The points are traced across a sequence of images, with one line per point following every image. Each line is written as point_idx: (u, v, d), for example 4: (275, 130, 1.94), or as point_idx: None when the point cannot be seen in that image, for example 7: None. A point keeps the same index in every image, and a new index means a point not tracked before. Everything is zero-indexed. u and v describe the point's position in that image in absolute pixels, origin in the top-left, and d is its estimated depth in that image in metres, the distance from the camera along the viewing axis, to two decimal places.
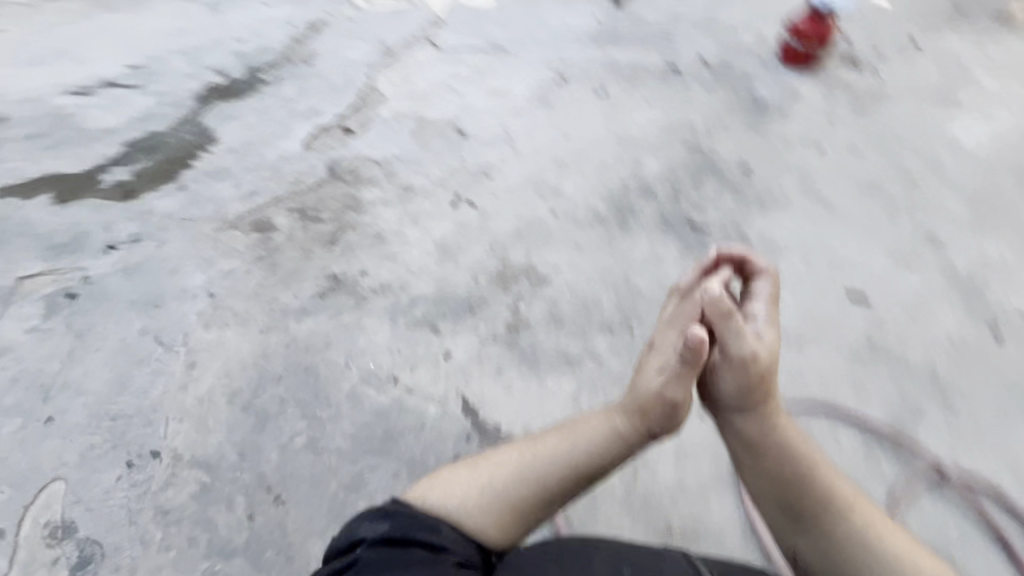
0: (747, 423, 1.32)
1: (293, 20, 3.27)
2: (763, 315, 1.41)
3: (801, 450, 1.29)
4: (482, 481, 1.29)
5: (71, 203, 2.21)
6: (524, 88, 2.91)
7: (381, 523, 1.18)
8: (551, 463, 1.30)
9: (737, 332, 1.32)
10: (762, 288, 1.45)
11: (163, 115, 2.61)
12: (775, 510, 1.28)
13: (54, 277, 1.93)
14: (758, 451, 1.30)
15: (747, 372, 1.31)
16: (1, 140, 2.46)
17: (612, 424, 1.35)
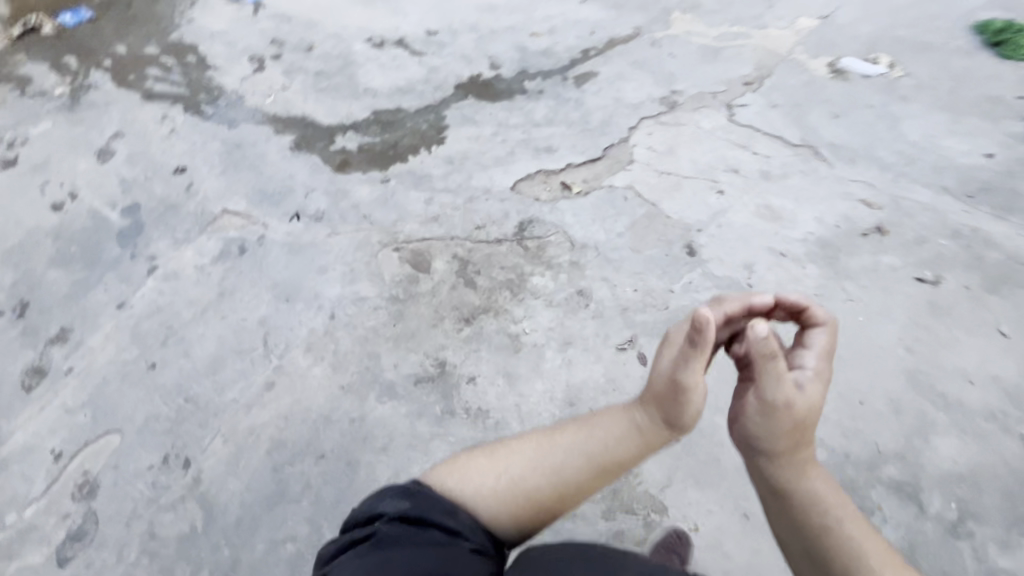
0: (782, 471, 1.05)
1: (595, 34, 3.00)
2: (813, 367, 1.07)
3: (834, 511, 1.02)
4: (500, 475, 1.18)
5: (302, 150, 2.32)
6: (812, 221, 2.10)
7: (403, 502, 1.10)
8: (556, 459, 1.18)
9: (776, 376, 1.02)
10: (818, 342, 1.12)
11: (420, 94, 2.59)
12: (805, 563, 1.02)
13: (244, 223, 2.04)
14: (790, 498, 1.05)
15: (786, 422, 1.02)
16: (298, 68, 2.72)
17: (632, 423, 1.19)
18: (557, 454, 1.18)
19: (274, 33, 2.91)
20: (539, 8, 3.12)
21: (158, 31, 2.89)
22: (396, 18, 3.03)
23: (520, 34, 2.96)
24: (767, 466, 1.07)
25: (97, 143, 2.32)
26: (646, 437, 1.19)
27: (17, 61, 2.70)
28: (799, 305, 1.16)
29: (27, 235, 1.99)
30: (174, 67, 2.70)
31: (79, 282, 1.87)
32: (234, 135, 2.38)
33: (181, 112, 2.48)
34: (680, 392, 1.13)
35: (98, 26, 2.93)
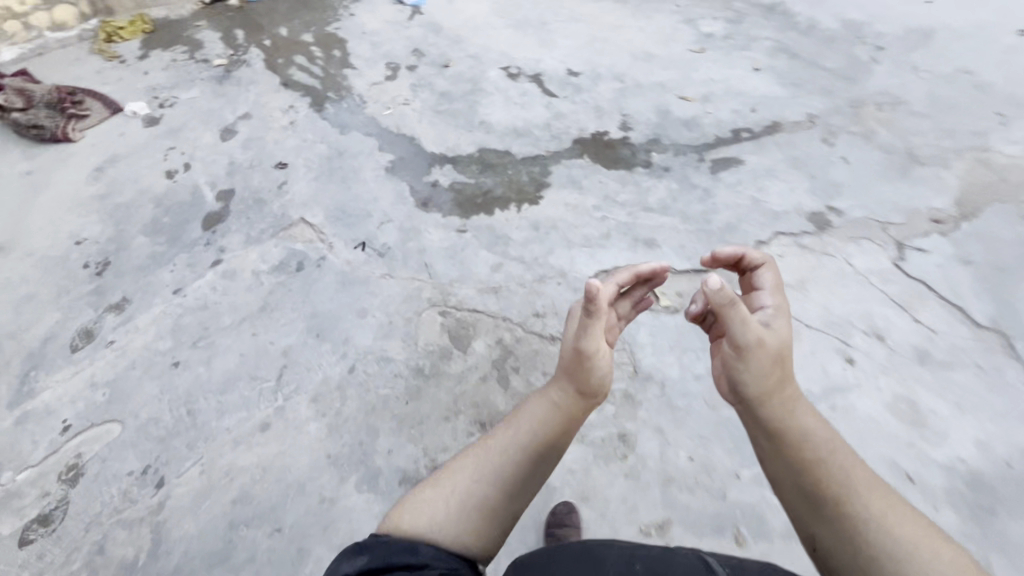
0: (770, 412, 1.01)
1: (754, 113, 2.58)
2: (771, 306, 1.15)
3: (826, 447, 0.98)
4: (450, 497, 1.13)
5: (395, 174, 2.25)
6: (969, 442, 1.55)
7: (361, 555, 1.02)
8: (492, 461, 1.18)
9: (741, 320, 1.01)
10: (767, 281, 1.21)
11: (534, 139, 2.40)
12: (801, 508, 0.97)
13: (313, 238, 2.01)
14: (784, 445, 1.00)
15: (770, 361, 1.02)
16: (427, 83, 2.67)
17: (550, 400, 1.22)
18: (506, 451, 1.19)
19: (419, 43, 2.91)
20: (698, 71, 2.80)
21: (320, 20, 3.02)
22: (542, 52, 2.88)
23: (666, 95, 2.65)
24: (760, 414, 1.02)
25: (227, 120, 2.46)
26: (566, 412, 1.22)
27: (200, 27, 2.98)
28: (737, 255, 1.24)
29: (137, 196, 2.15)
30: (319, 59, 2.80)
31: (155, 255, 1.95)
32: (342, 141, 2.38)
33: (307, 105, 2.55)
34: (585, 362, 1.19)
35: (275, 5, 3.14)
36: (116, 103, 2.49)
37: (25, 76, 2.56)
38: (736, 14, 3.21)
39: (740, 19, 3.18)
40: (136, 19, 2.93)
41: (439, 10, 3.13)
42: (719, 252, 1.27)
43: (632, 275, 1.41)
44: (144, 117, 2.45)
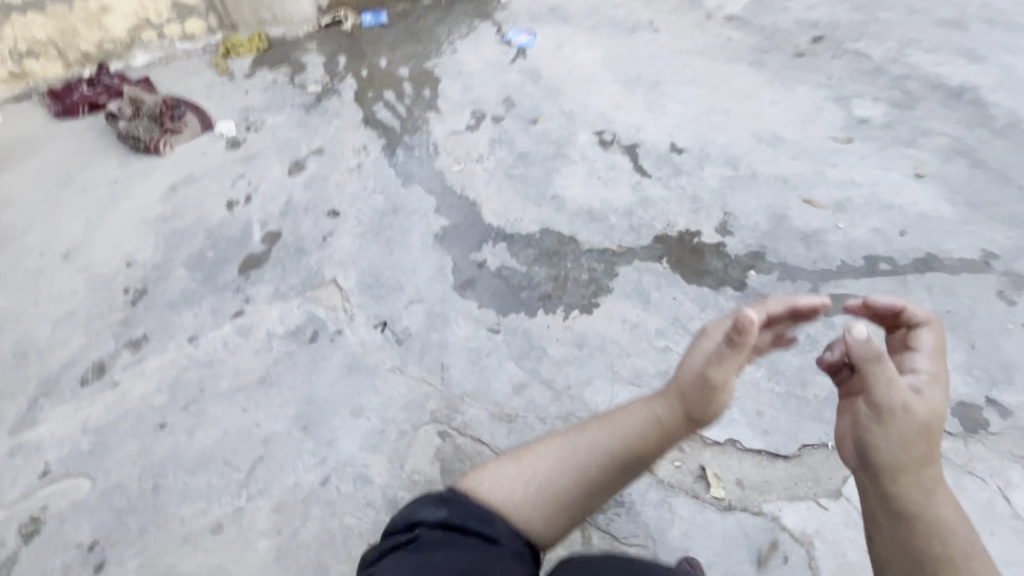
0: (901, 483, 0.91)
1: (904, 237, 2.00)
2: (926, 371, 1.01)
3: (946, 522, 0.87)
4: (534, 482, 1.08)
5: (443, 244, 2.03)
6: None
7: (441, 509, 1.03)
8: (580, 457, 1.10)
9: (886, 379, 0.97)
10: (925, 343, 1.05)
11: (608, 227, 2.05)
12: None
13: (336, 305, 1.86)
14: (904, 515, 0.90)
15: (914, 431, 0.93)
16: (509, 139, 2.44)
17: (653, 415, 1.12)
18: (592, 455, 1.10)
19: (513, 91, 2.68)
20: (836, 168, 2.26)
21: (420, 54, 2.92)
22: (647, 117, 2.51)
23: (786, 195, 2.16)
24: (890, 485, 0.92)
25: (299, 153, 2.42)
26: (665, 427, 1.11)
27: (308, 49, 3.01)
28: (896, 307, 1.11)
29: (193, 222, 2.15)
30: (407, 96, 2.68)
31: (186, 292, 1.92)
32: (400, 194, 2.22)
33: (380, 148, 2.43)
34: (709, 392, 1.09)
35: (383, 34, 3.11)
36: (209, 122, 2.56)
37: (144, 83, 2.73)
38: (905, 97, 2.59)
39: (911, 104, 2.55)
40: (254, 36, 3.03)
41: (546, 55, 2.89)
42: (855, 304, 1.16)
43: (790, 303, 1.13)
44: (228, 139, 2.49)
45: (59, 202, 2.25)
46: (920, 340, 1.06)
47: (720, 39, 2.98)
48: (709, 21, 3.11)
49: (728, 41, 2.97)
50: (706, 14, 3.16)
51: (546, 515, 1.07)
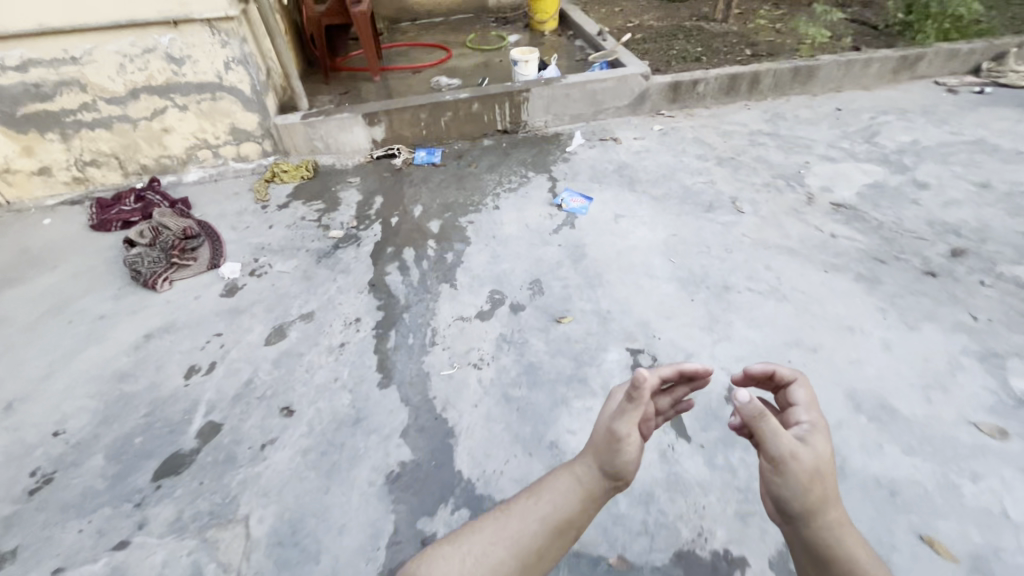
0: (815, 528, 1.01)
1: None
2: (808, 422, 1.11)
3: (855, 564, 0.98)
4: (468, 558, 1.12)
5: (392, 491, 1.58)
6: None
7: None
8: (512, 529, 1.17)
9: (775, 431, 0.99)
10: (799, 399, 1.17)
11: (610, 518, 1.49)
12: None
13: (231, 563, 1.44)
14: (826, 557, 1.01)
15: (807, 477, 1.00)
16: (521, 341, 2.00)
17: (574, 474, 1.24)
18: (536, 520, 1.19)
19: (546, 271, 2.28)
20: (977, 482, 1.53)
21: (459, 208, 2.66)
22: (703, 338, 1.96)
23: (891, 517, 1.46)
24: (805, 530, 1.02)
25: (288, 315, 2.15)
26: (589, 490, 1.23)
27: (350, 184, 2.88)
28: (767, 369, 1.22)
29: (144, 389, 1.91)
30: (427, 259, 2.38)
31: (87, 493, 1.62)
32: (371, 398, 1.83)
33: (374, 324, 2.10)
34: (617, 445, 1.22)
35: (430, 176, 2.90)
36: (218, 259, 2.42)
37: (180, 204, 2.70)
38: None
39: None
40: (302, 164, 2.95)
41: (597, 228, 2.49)
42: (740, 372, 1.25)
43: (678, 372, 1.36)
44: (227, 284, 2.31)
45: (40, 333, 2.14)
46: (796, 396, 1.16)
47: (821, 234, 2.39)
48: (809, 207, 2.55)
49: (831, 238, 2.37)
50: (806, 198, 2.61)
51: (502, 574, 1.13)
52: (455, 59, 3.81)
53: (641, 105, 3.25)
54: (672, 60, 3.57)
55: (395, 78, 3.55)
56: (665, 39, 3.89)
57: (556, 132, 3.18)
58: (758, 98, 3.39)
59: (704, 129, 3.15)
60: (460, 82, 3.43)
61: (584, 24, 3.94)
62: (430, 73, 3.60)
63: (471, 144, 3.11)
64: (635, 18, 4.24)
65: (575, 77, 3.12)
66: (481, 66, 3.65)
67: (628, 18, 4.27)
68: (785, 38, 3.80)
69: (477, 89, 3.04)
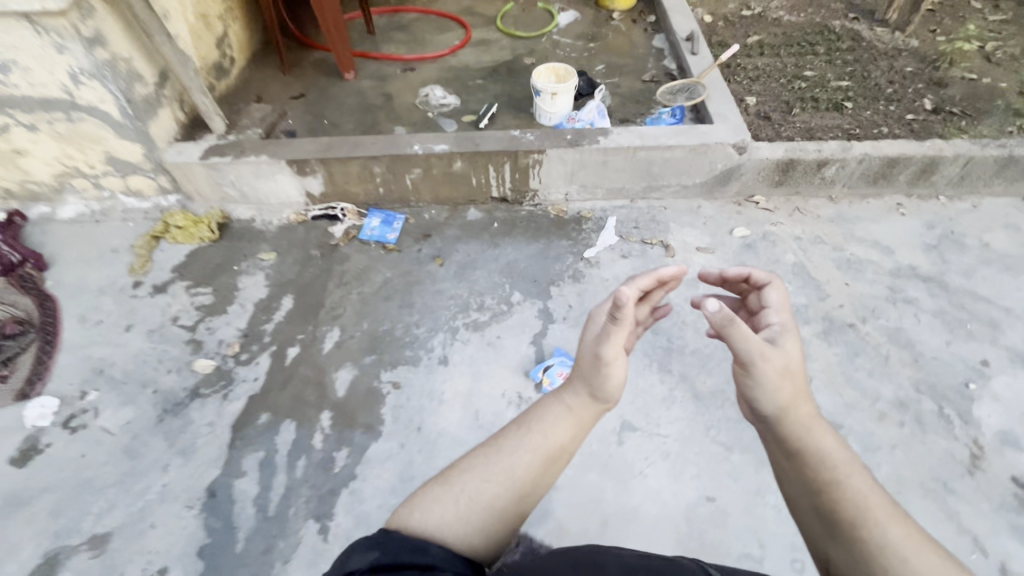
0: (792, 426, 0.89)
1: None
2: (777, 324, 1.00)
3: (823, 454, 0.85)
4: (463, 498, 1.02)
5: None
6: None
7: (373, 550, 0.92)
8: (505, 463, 1.05)
9: (740, 335, 0.90)
10: (773, 300, 1.03)
11: None
12: (814, 522, 0.85)
13: None
14: (799, 452, 0.88)
15: (773, 375, 0.91)
16: None
17: (564, 403, 1.10)
18: (527, 451, 1.06)
19: None
20: None
21: (389, 349, 1.75)
22: None
23: None
24: (778, 430, 0.90)
25: (72, 534, 1.43)
26: (581, 413, 1.10)
27: (260, 264, 2.01)
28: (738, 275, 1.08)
29: None
30: (306, 456, 1.53)
31: None
32: None
33: None
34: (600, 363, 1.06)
35: (373, 269, 1.98)
36: (31, 387, 1.68)
37: (28, 267, 1.98)
38: None
39: None
40: (205, 218, 2.10)
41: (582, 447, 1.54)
42: (711, 274, 1.11)
43: (654, 279, 1.11)
44: (24, 441, 1.59)
45: None
46: (768, 296, 1.03)
47: (976, 563, 1.34)
48: (966, 485, 1.45)
49: None
50: (966, 456, 1.50)
51: (503, 504, 1.02)
52: (471, 47, 2.66)
53: (721, 186, 2.07)
54: (793, 103, 2.28)
55: (376, 76, 2.50)
56: (793, 52, 2.53)
57: (579, 214, 2.10)
58: (922, 193, 2.10)
59: (814, 247, 1.97)
60: (459, 99, 2.34)
61: (672, 11, 2.62)
62: (426, 72, 2.51)
63: (449, 216, 2.12)
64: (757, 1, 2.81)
65: (621, 134, 1.98)
66: (502, 69, 2.51)
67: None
68: (1000, 77, 2.35)
69: (465, 136, 1.98)
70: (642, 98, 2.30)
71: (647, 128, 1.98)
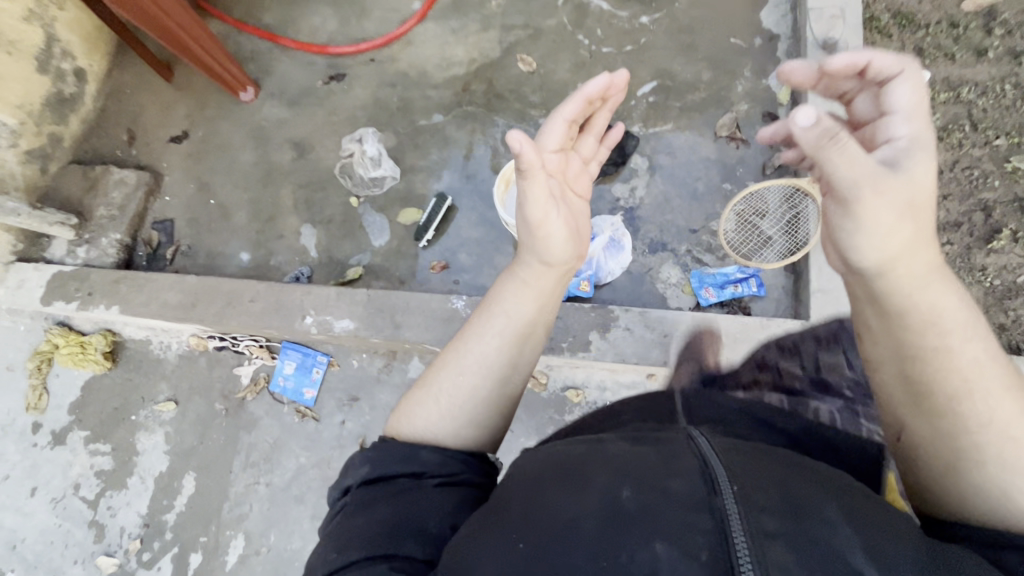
0: (897, 287, 0.57)
1: None
2: (907, 134, 0.61)
3: (935, 312, 0.56)
4: (444, 396, 0.74)
5: None
6: None
7: (365, 463, 0.71)
8: (481, 352, 0.76)
9: (856, 154, 0.56)
10: (902, 99, 0.61)
11: None
12: (892, 390, 0.60)
13: None
14: (900, 315, 0.58)
15: (895, 218, 0.56)
16: None
17: (523, 275, 0.80)
18: (491, 329, 0.77)
19: None
20: None
21: None
22: None
23: None
24: (880, 291, 0.59)
25: None
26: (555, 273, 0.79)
27: (158, 417, 1.63)
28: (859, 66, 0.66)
29: None
30: None
31: None
32: None
33: None
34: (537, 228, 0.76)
35: (284, 447, 1.54)
36: None
37: None
38: None
39: None
40: (92, 341, 1.65)
41: None
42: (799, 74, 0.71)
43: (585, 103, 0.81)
44: None
45: None
46: (898, 91, 0.63)
47: None
48: None
49: None
50: None
51: (496, 392, 0.76)
52: (438, 19, 1.59)
53: None
54: (999, 212, 1.22)
55: (290, 91, 1.61)
56: None
57: (564, 390, 1.39)
58: None
59: None
60: (402, 162, 1.47)
61: None
62: (361, 85, 1.58)
63: (383, 369, 1.52)
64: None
65: (631, 327, 1.17)
66: (480, 82, 1.51)
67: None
68: None
69: (384, 304, 1.26)
70: (703, 185, 1.32)
71: (682, 323, 1.14)
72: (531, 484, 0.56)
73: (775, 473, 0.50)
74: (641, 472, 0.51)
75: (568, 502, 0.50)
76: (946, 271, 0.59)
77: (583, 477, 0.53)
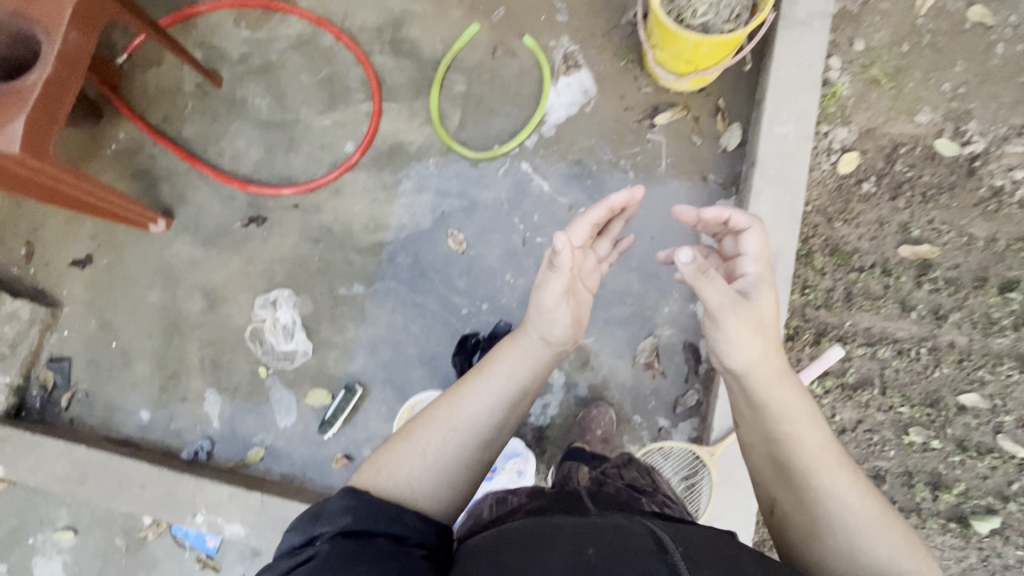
0: (768, 393, 0.84)
1: None
2: (754, 274, 0.89)
3: (788, 410, 0.82)
4: (430, 451, 0.78)
5: None
6: None
7: (347, 513, 0.68)
8: (475, 416, 0.82)
9: (726, 293, 0.84)
10: (751, 247, 0.89)
11: None
12: (769, 474, 0.83)
13: None
14: (770, 420, 0.83)
15: (751, 332, 0.85)
16: None
17: (524, 347, 0.89)
18: (490, 393, 0.83)
19: None
20: None
21: None
22: None
23: None
24: (754, 394, 0.85)
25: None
26: (546, 359, 0.89)
27: (56, 544, 1.60)
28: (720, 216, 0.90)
29: None
30: None
31: None
32: None
33: None
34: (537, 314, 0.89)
35: None
36: None
37: None
38: None
39: None
40: None
41: None
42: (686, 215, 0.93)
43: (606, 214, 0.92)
44: None
45: None
46: (748, 243, 0.89)
47: None
48: None
49: None
50: None
51: (479, 455, 0.81)
52: (371, 170, 1.48)
53: None
54: (887, 484, 1.27)
55: (204, 227, 1.50)
56: (966, 329, 1.28)
57: None
58: None
59: None
60: (316, 335, 1.41)
61: (763, 172, 1.29)
62: (280, 235, 1.47)
63: None
64: (974, 129, 1.33)
65: None
66: (406, 253, 1.43)
67: (946, 108, 1.35)
68: None
69: (277, 515, 1.25)
70: (615, 414, 1.31)
71: None
72: (497, 549, 0.62)
73: (722, 557, 0.60)
74: (594, 534, 0.62)
75: (537, 563, 0.57)
76: (790, 371, 0.87)
77: (547, 542, 0.61)
